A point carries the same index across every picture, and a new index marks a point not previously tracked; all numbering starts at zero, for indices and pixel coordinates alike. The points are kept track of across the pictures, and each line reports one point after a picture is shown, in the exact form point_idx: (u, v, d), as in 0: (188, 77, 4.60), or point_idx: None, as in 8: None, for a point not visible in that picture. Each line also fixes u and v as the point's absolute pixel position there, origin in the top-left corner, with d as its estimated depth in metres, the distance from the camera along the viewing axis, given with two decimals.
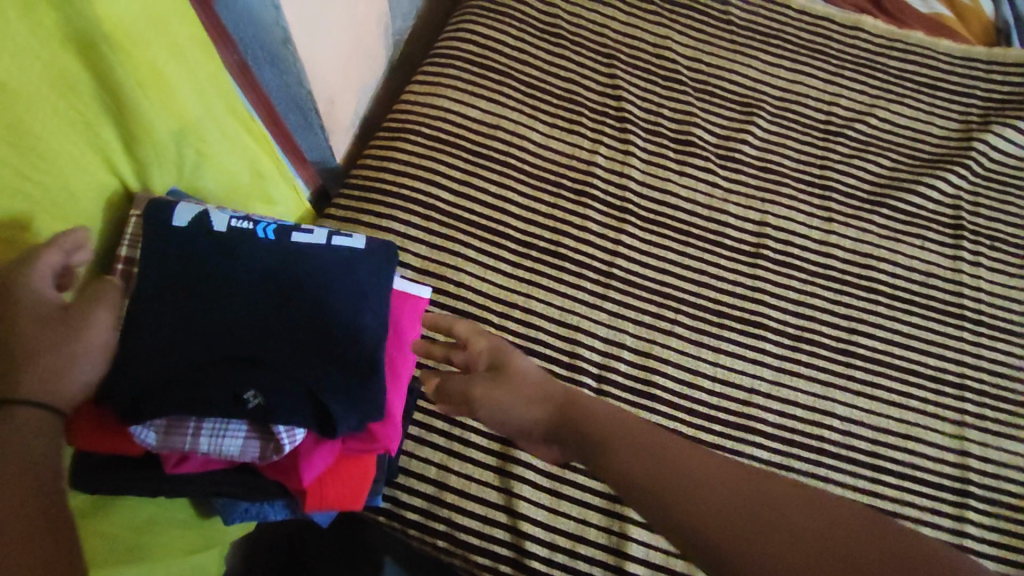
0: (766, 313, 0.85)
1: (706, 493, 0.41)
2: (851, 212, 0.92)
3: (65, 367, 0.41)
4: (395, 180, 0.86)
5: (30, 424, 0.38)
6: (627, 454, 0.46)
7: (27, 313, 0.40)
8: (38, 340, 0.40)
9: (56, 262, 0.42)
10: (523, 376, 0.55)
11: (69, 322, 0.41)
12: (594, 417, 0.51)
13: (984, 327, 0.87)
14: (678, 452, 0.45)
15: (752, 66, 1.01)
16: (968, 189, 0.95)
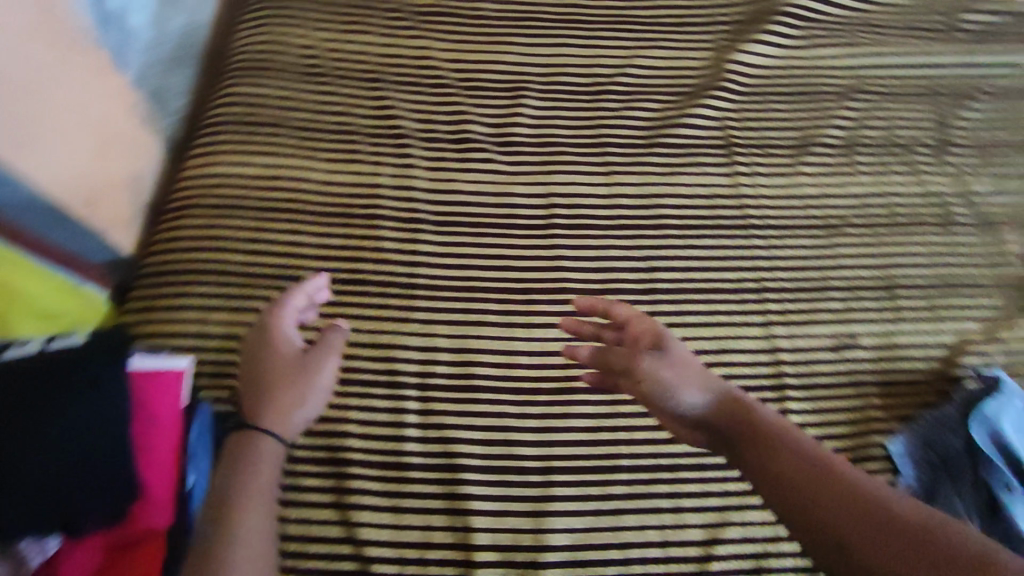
0: (570, 277, 0.88)
1: (822, 505, 0.50)
2: (630, 161, 0.97)
3: (292, 405, 0.63)
4: (182, 260, 0.85)
5: (261, 448, 0.61)
6: (767, 456, 0.55)
7: (264, 362, 0.65)
8: (272, 380, 0.64)
9: (286, 325, 0.68)
10: (688, 364, 0.62)
11: (299, 368, 0.65)
12: (751, 416, 0.58)
13: (770, 230, 0.94)
14: (798, 456, 0.54)
15: (512, 51, 1.05)
16: (731, 113, 1.03)
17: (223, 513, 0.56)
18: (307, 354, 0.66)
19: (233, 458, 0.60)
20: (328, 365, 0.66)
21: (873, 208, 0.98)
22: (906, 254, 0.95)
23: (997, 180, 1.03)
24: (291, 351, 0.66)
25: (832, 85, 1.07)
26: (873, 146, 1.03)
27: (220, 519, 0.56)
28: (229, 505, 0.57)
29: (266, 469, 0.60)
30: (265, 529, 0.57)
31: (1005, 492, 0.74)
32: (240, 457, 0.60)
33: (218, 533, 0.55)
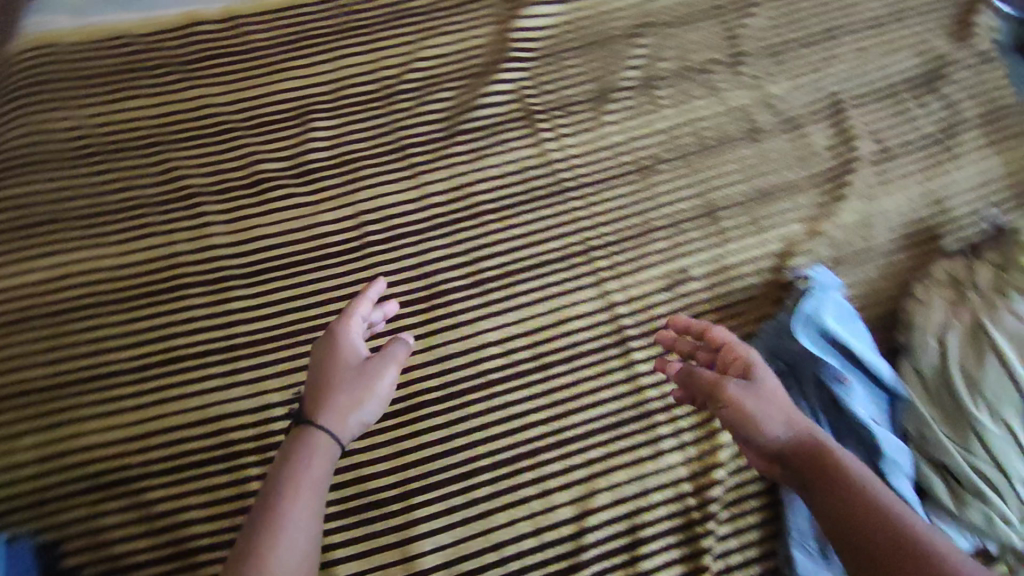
0: (391, 291, 0.86)
1: (874, 535, 0.57)
2: (433, 156, 0.95)
3: (354, 404, 0.62)
4: None
5: (319, 447, 0.59)
6: (823, 477, 0.62)
7: (349, 364, 0.64)
8: (348, 379, 0.63)
9: (353, 327, 0.68)
10: (778, 396, 0.66)
11: (356, 373, 0.63)
12: (821, 444, 0.63)
13: (584, 190, 0.94)
14: (848, 478, 0.61)
15: (291, 74, 1.00)
16: (525, 81, 1.01)
17: (275, 507, 0.55)
18: (358, 364, 0.64)
19: (290, 445, 0.59)
20: (387, 373, 0.65)
21: (681, 139, 0.99)
22: (720, 176, 0.96)
23: (793, 80, 1.05)
24: (354, 361, 0.65)
25: (620, 27, 1.07)
26: (670, 78, 1.03)
27: (270, 516, 0.55)
28: (281, 499, 0.56)
29: (321, 457, 0.58)
30: (309, 530, 0.56)
31: (835, 384, 0.76)
32: (295, 446, 0.59)
33: (263, 533, 0.54)
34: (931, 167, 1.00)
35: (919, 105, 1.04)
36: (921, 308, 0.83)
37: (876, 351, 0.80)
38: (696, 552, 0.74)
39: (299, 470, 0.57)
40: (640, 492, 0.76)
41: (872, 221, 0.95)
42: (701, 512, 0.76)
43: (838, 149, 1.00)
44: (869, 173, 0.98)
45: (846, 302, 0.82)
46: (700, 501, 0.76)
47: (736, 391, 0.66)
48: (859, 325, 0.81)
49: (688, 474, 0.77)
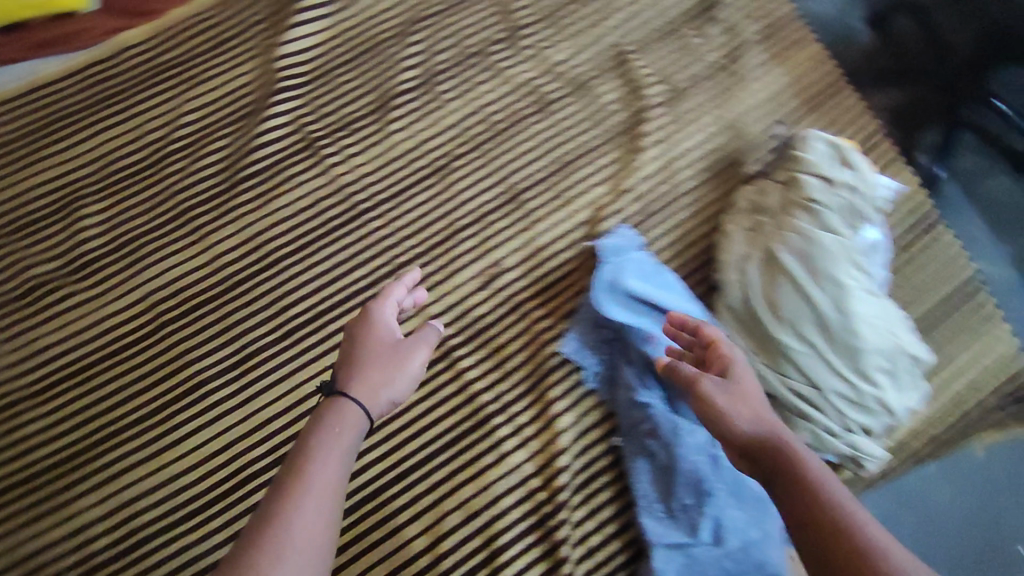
0: (201, 367, 0.83)
1: (827, 530, 0.50)
2: (217, 214, 0.90)
3: (384, 384, 0.62)
4: None
5: (348, 415, 0.58)
6: (780, 477, 0.56)
7: (382, 341, 0.65)
8: (380, 356, 0.64)
9: (387, 305, 0.69)
10: (749, 391, 0.64)
11: (389, 352, 0.64)
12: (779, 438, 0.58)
13: (382, 208, 0.91)
14: (799, 477, 0.55)
15: (49, 162, 0.93)
16: (301, 109, 0.96)
17: (296, 468, 0.54)
18: (390, 344, 0.65)
19: (324, 415, 0.58)
20: (418, 354, 0.65)
21: (472, 130, 0.97)
22: (518, 158, 0.95)
23: (574, 40, 1.03)
24: (390, 338, 0.66)
25: (389, 29, 1.03)
26: (450, 69, 1.00)
27: (293, 477, 0.53)
28: (307, 459, 0.54)
29: (351, 429, 0.58)
30: (321, 511, 0.52)
31: (647, 346, 0.77)
32: (326, 416, 0.58)
33: (281, 493, 0.52)
34: (723, 95, 1.00)
35: (700, 36, 1.04)
36: (725, 241, 0.83)
37: (688, 296, 0.80)
38: (554, 545, 0.74)
39: (330, 440, 0.56)
40: (489, 502, 0.76)
41: (674, 165, 0.95)
42: (552, 503, 0.76)
43: (629, 100, 0.99)
44: (663, 116, 0.98)
45: (647, 258, 0.82)
46: (550, 492, 0.76)
47: (709, 386, 0.64)
48: (665, 276, 0.81)
49: (534, 469, 0.77)
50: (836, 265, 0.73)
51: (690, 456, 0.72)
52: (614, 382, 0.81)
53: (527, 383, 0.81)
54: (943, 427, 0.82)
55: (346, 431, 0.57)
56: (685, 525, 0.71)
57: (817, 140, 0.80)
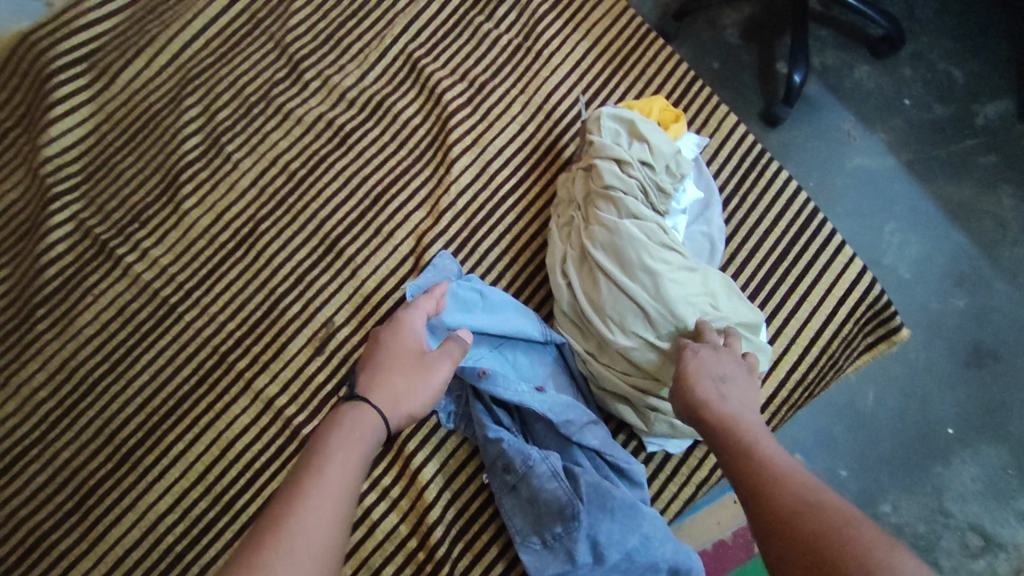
0: (31, 523, 0.73)
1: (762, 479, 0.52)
2: (16, 352, 0.81)
3: (406, 398, 0.61)
4: None
5: (364, 423, 0.58)
6: (728, 441, 0.57)
7: (410, 350, 0.65)
8: (406, 366, 0.63)
9: (416, 314, 0.68)
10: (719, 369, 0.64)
11: (414, 361, 0.64)
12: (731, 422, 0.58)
13: (192, 294, 0.84)
14: (744, 440, 0.56)
15: None
16: (82, 212, 0.88)
17: (306, 471, 0.52)
18: (415, 355, 0.65)
19: (346, 418, 0.58)
20: (444, 363, 0.65)
21: (272, 184, 0.90)
22: (326, 202, 0.88)
23: (359, 61, 0.96)
24: (417, 348, 0.66)
25: (160, 97, 0.94)
26: (235, 125, 0.93)
27: (309, 467, 0.52)
28: (319, 461, 0.53)
29: (368, 436, 0.57)
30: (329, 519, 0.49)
31: (483, 381, 0.72)
32: (348, 417, 0.58)
33: (290, 495, 0.50)
34: (527, 79, 0.94)
35: (491, 20, 0.98)
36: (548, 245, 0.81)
37: (517, 313, 0.77)
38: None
39: (357, 445, 0.55)
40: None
41: (490, 168, 0.89)
42: (434, 562, 0.70)
43: (430, 110, 0.93)
44: (469, 117, 0.91)
45: (468, 285, 0.78)
46: (428, 551, 0.71)
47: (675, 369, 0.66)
48: (489, 299, 0.77)
49: (408, 530, 0.72)
50: (645, 253, 0.72)
51: (550, 483, 0.68)
52: (469, 417, 0.75)
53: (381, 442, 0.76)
54: (809, 368, 0.80)
55: (369, 440, 0.57)
56: (562, 552, 0.67)
57: (614, 125, 0.80)
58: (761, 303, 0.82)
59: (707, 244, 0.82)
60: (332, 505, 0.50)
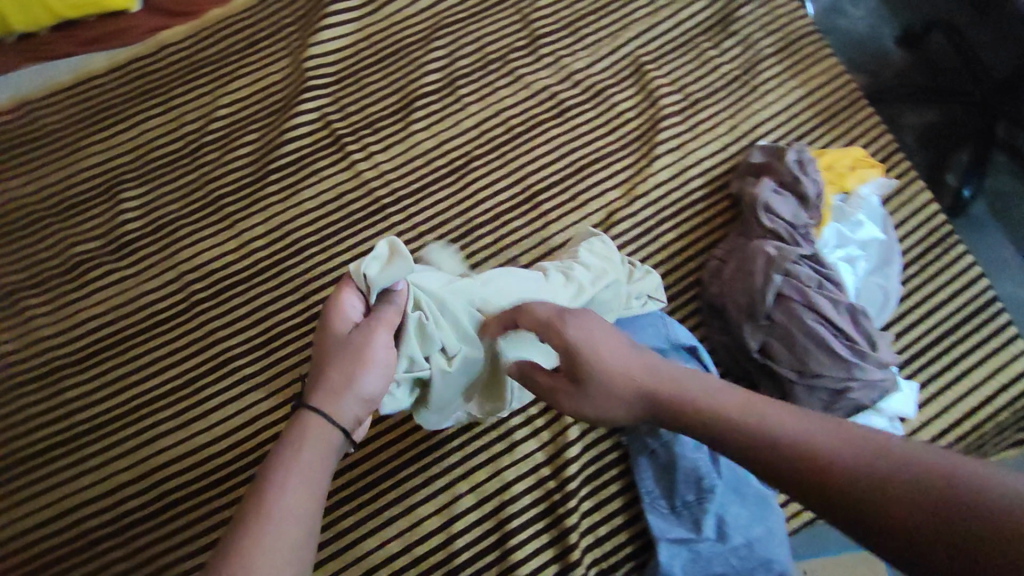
0: (226, 347, 0.88)
1: (717, 444, 0.54)
2: (246, 204, 0.96)
3: (349, 384, 0.59)
4: None
5: (319, 430, 0.57)
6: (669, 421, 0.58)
7: (339, 338, 0.62)
8: (337, 358, 0.60)
9: (336, 315, 0.63)
10: (608, 358, 0.61)
11: (339, 354, 0.60)
12: (656, 398, 0.58)
13: (403, 200, 0.95)
14: (674, 415, 0.57)
15: (97, 153, 1.01)
16: (327, 106, 1.01)
17: (270, 479, 0.53)
18: (343, 342, 0.61)
19: (295, 432, 0.56)
20: (381, 334, 0.62)
21: (491, 131, 0.99)
22: (533, 162, 0.97)
23: (592, 49, 1.04)
24: (342, 338, 0.62)
25: (415, 32, 1.07)
26: (472, 72, 1.04)
27: (269, 478, 0.53)
28: (269, 485, 0.52)
29: (326, 445, 0.57)
30: (297, 527, 0.51)
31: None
32: (299, 429, 0.57)
33: (256, 505, 0.51)
34: (744, 102, 1.00)
35: (717, 48, 1.03)
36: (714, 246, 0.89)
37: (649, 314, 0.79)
38: (562, 532, 0.76)
39: (319, 456, 0.56)
40: (501, 486, 0.79)
41: (687, 173, 0.96)
42: (563, 492, 0.78)
43: (644, 108, 1.00)
44: (679, 124, 0.99)
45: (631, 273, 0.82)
46: (559, 482, 0.78)
47: (573, 402, 0.63)
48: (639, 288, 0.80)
49: (544, 458, 0.80)
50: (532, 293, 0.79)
51: (692, 453, 0.72)
52: None
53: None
54: (957, 441, 0.80)
55: (327, 450, 0.57)
56: (689, 520, 0.72)
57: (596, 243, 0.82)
58: (923, 365, 0.84)
59: (881, 296, 0.82)
60: (292, 514, 0.51)
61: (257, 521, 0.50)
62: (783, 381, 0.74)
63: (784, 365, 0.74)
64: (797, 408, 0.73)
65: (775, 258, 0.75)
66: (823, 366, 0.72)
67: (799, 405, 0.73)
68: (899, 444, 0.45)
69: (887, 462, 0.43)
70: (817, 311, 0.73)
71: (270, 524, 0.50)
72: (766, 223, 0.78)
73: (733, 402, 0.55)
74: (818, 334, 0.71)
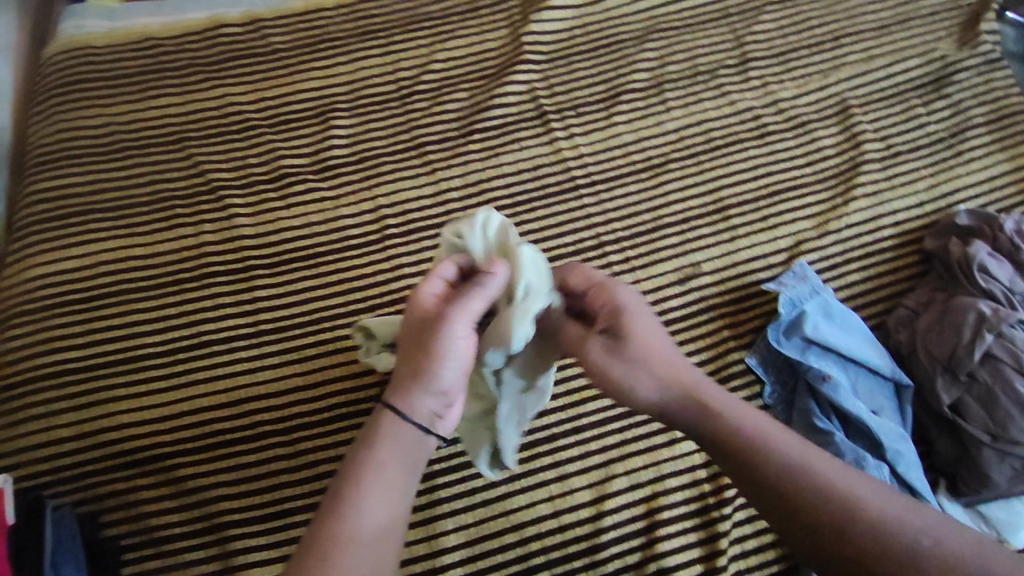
0: (410, 284, 0.92)
1: (750, 471, 0.57)
2: (448, 155, 0.99)
3: (427, 379, 0.57)
4: (32, 365, 0.85)
5: (396, 432, 0.56)
6: (703, 435, 0.59)
7: (416, 330, 0.59)
8: (414, 351, 0.58)
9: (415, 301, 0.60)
10: (649, 337, 0.62)
11: (418, 347, 0.58)
12: (704, 410, 0.59)
13: (597, 185, 0.98)
14: (714, 434, 0.58)
15: (313, 77, 1.05)
16: (537, 81, 1.05)
17: (351, 480, 0.54)
18: (421, 335, 0.58)
19: (371, 435, 0.57)
20: (456, 324, 0.58)
21: (690, 139, 1.01)
22: (728, 177, 0.99)
23: (800, 83, 1.06)
24: (421, 330, 0.59)
25: (631, 29, 1.09)
26: (681, 80, 1.06)
27: (350, 479, 0.54)
28: (351, 487, 0.53)
29: (401, 450, 0.56)
30: (381, 531, 0.52)
31: (824, 384, 0.80)
32: (374, 431, 0.57)
33: (338, 507, 0.52)
34: (945, 166, 1.00)
35: (926, 107, 1.04)
36: (902, 298, 0.91)
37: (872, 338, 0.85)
38: (713, 535, 0.79)
39: (398, 459, 0.56)
40: (656, 477, 0.81)
41: (880, 220, 0.96)
42: (718, 497, 0.80)
43: (846, 149, 1.01)
44: (878, 172, 0.99)
45: (836, 302, 0.86)
46: (716, 487, 0.81)
47: (597, 355, 0.62)
48: (842, 317, 0.84)
49: (703, 460, 0.82)
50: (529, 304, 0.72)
51: None
52: (790, 405, 0.84)
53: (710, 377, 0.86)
54: None
55: (405, 453, 0.56)
56: None
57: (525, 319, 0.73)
58: None
59: None
60: (374, 518, 0.52)
61: (338, 524, 0.51)
62: (970, 440, 0.76)
63: (976, 424, 0.75)
64: (982, 469, 0.75)
65: (990, 317, 0.77)
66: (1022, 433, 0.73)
67: (981, 467, 0.75)
68: (947, 540, 0.51)
69: (936, 559, 0.50)
70: None
71: (352, 527, 0.51)
72: (980, 280, 0.81)
73: (777, 435, 0.58)
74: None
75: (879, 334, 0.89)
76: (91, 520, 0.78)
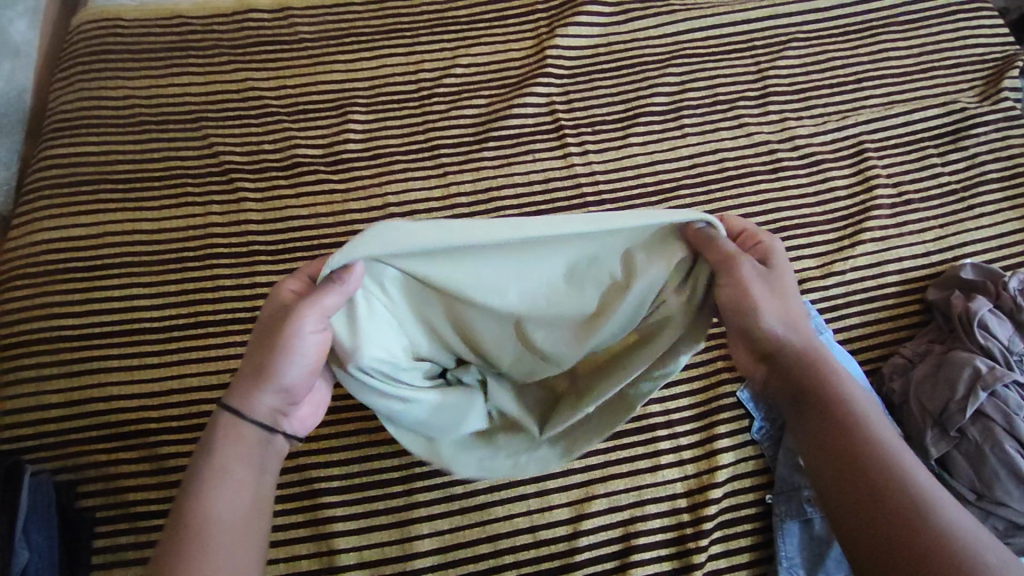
0: None
1: (836, 425, 0.57)
2: (461, 160, 1.00)
3: (269, 373, 0.56)
4: (30, 328, 0.86)
5: (237, 433, 0.56)
6: (808, 379, 0.59)
7: (269, 323, 0.56)
8: (262, 349, 0.56)
9: (274, 301, 0.57)
10: (792, 288, 0.61)
11: (263, 344, 0.55)
12: (819, 363, 0.59)
13: (606, 205, 0.98)
14: (823, 381, 0.59)
15: (335, 70, 1.06)
16: (556, 95, 1.05)
17: (195, 485, 0.54)
18: (269, 333, 0.55)
19: (213, 437, 0.56)
20: (307, 322, 0.53)
21: (703, 167, 1.02)
22: (736, 209, 0.99)
23: (818, 121, 1.06)
24: (270, 326, 0.56)
25: (655, 53, 1.09)
26: (700, 107, 1.06)
27: (194, 484, 0.54)
28: (195, 493, 0.53)
29: (246, 445, 0.57)
30: (230, 530, 0.53)
31: None
32: (214, 433, 0.57)
33: (184, 517, 0.52)
34: (954, 218, 1.00)
35: (942, 158, 1.04)
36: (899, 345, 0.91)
37: (864, 381, 0.84)
38: (686, 566, 0.79)
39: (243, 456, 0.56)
40: (636, 502, 0.81)
41: (885, 265, 0.96)
42: (694, 528, 0.80)
43: (858, 191, 1.01)
44: (887, 217, 0.99)
45: (835, 343, 0.86)
46: (695, 517, 0.81)
47: (753, 275, 0.57)
48: (841, 358, 0.85)
49: (684, 490, 0.82)
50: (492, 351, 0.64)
51: None
52: (778, 442, 0.84)
53: (700, 407, 0.86)
54: None
55: (250, 447, 0.57)
56: None
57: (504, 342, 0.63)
58: None
59: None
60: (221, 518, 0.53)
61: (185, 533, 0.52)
62: (955, 496, 0.76)
63: (963, 482, 0.75)
64: None
65: (986, 375, 0.76)
66: (1008, 495, 0.73)
67: None
68: (991, 546, 0.50)
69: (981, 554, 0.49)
70: (1016, 438, 0.74)
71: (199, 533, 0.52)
72: (979, 336, 0.81)
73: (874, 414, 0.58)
74: (1012, 461, 0.73)
75: (872, 378, 0.89)
76: (67, 489, 0.78)
